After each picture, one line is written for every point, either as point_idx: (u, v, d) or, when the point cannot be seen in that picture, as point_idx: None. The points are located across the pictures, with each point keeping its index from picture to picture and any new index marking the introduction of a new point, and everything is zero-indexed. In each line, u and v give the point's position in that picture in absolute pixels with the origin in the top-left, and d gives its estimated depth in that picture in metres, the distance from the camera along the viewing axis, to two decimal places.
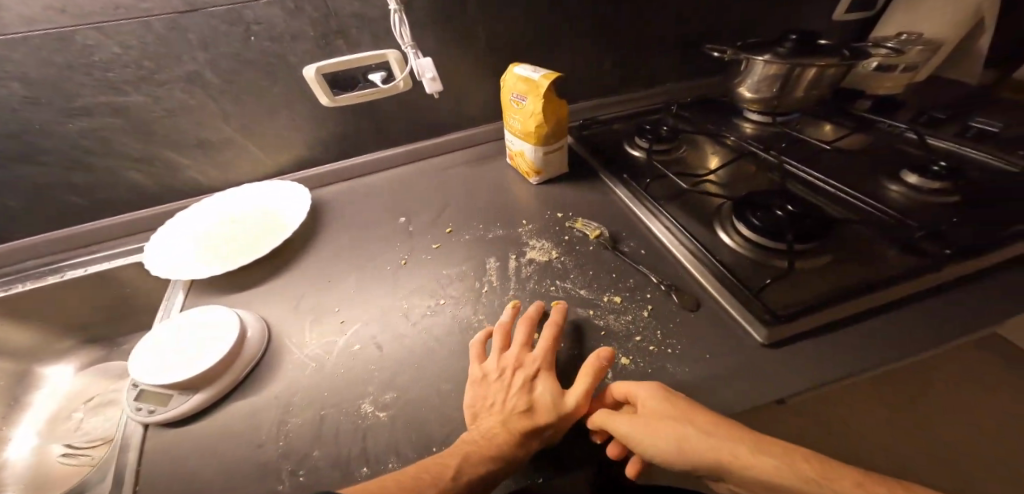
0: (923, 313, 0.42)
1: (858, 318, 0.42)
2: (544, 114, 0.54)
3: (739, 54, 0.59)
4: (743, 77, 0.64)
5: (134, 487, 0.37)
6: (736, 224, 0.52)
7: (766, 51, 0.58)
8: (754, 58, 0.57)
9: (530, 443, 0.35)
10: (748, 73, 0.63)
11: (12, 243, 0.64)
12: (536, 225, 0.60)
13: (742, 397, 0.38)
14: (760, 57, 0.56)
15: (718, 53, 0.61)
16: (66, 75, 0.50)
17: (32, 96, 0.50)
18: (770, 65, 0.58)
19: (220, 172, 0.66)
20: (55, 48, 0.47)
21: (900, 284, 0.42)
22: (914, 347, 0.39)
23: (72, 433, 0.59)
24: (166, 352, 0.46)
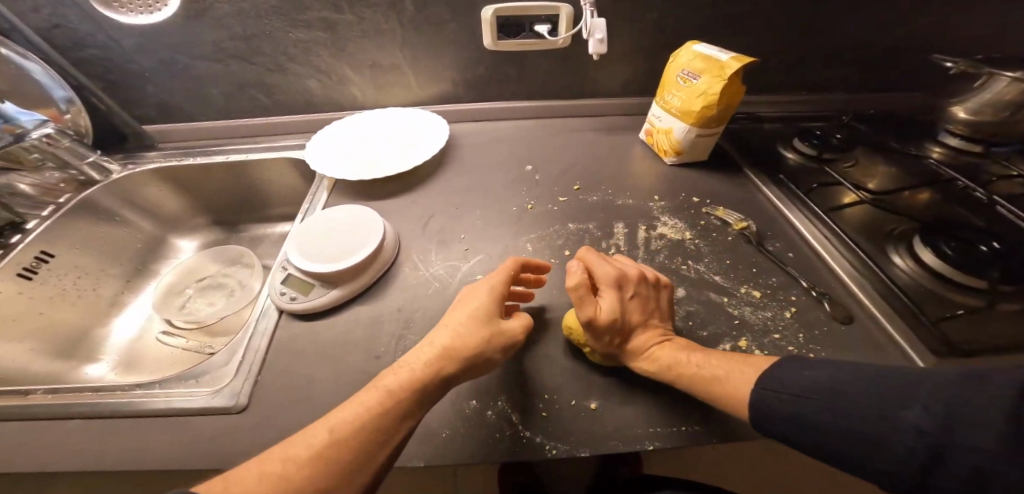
0: None
1: None
2: (718, 96, 0.51)
3: (982, 69, 0.48)
4: (962, 94, 0.55)
5: (254, 376, 0.41)
6: (917, 248, 0.46)
7: (1018, 68, 0.49)
8: (1001, 75, 0.48)
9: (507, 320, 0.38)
10: (978, 91, 0.53)
11: (192, 123, 0.75)
12: (668, 204, 0.57)
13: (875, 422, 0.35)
14: (1011, 74, 0.47)
15: (948, 65, 0.51)
16: None
17: (279, 6, 0.59)
18: (1016, 85, 0.49)
19: (377, 94, 0.71)
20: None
21: None
22: None
23: (179, 309, 0.68)
24: (308, 243, 0.49)
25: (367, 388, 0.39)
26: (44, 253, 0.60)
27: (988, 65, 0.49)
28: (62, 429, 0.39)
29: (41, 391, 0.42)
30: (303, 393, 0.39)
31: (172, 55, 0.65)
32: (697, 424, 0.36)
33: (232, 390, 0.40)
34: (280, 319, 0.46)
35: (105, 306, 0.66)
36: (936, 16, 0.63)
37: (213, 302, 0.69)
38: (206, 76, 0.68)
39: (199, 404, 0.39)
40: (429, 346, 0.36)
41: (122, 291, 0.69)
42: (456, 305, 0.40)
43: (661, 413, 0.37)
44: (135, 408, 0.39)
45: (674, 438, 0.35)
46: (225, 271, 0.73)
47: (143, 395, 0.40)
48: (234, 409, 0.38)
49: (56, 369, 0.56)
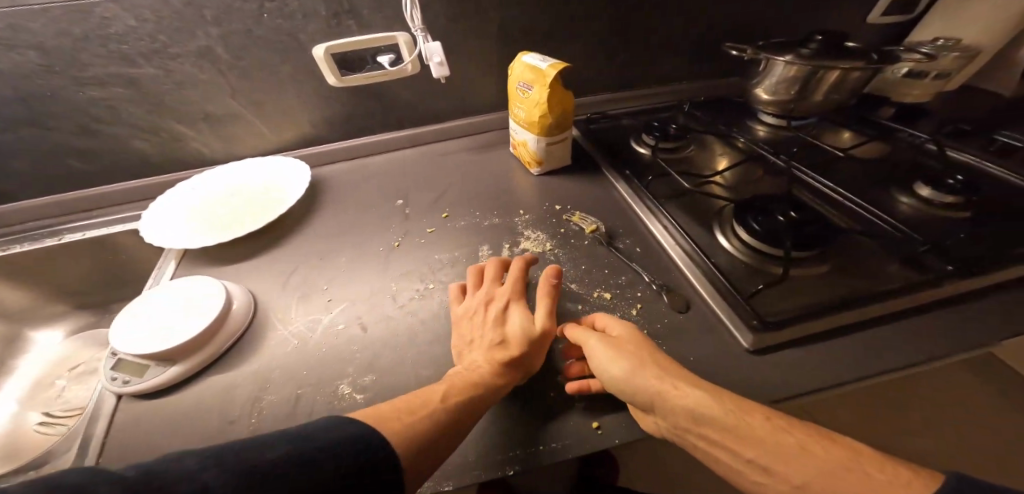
0: (911, 331, 0.41)
1: (841, 331, 0.42)
2: (548, 104, 0.54)
3: (760, 55, 0.57)
4: (759, 78, 0.63)
5: (99, 454, 0.38)
6: (737, 228, 0.51)
7: (788, 52, 0.56)
8: (775, 59, 0.56)
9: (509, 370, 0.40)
10: (767, 74, 0.60)
11: (11, 206, 0.65)
12: (533, 216, 0.59)
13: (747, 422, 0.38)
14: (781, 59, 0.55)
15: (739, 53, 0.58)
16: (80, 47, 0.52)
17: (47, 64, 0.52)
18: (791, 66, 0.56)
19: (226, 146, 0.67)
20: (75, 20, 0.50)
21: (889, 300, 0.42)
22: (892, 364, 0.39)
23: (51, 400, 0.60)
24: (140, 324, 0.45)
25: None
26: None
27: (765, 51, 0.57)
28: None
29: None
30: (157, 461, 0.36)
31: None
32: (549, 440, 0.37)
33: (74, 467, 0.36)
34: (119, 401, 0.42)
35: None
36: (740, 9, 0.70)
37: (91, 385, 0.62)
38: (7, 151, 0.60)
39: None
40: (477, 347, 0.42)
41: None
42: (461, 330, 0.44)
43: (521, 432, 0.37)
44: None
45: (532, 457, 0.35)
46: (104, 351, 0.67)
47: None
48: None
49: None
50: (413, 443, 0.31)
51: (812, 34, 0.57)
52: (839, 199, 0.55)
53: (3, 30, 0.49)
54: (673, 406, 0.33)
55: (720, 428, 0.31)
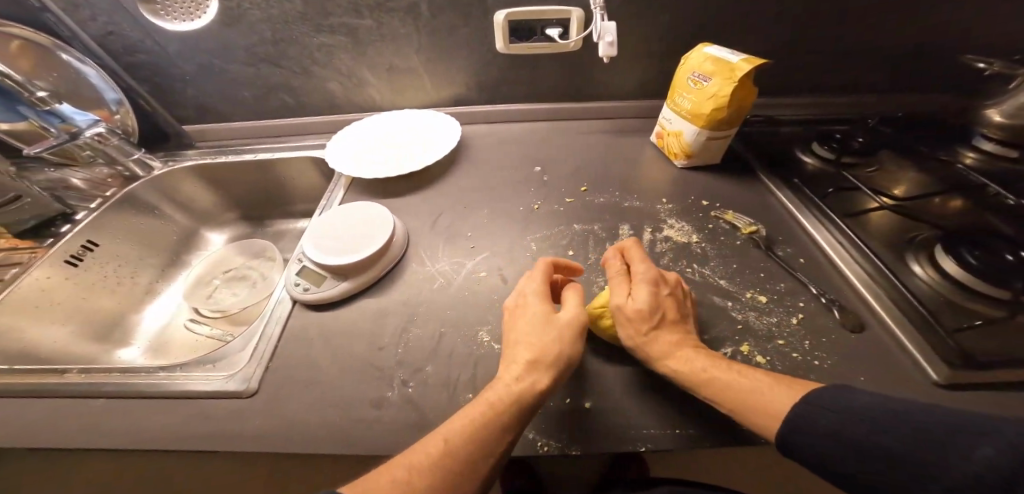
0: None
1: None
2: (728, 99, 0.50)
3: (1014, 70, 0.47)
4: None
5: (266, 363, 0.44)
6: (938, 257, 0.44)
7: None
8: None
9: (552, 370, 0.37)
10: None
11: (223, 125, 0.80)
12: (676, 206, 0.57)
13: None
14: None
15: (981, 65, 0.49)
16: None
17: (302, 12, 0.63)
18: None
19: (394, 95, 0.74)
20: None
21: None
22: None
23: (206, 299, 0.71)
24: (323, 237, 0.52)
25: (369, 380, 0.41)
26: (89, 242, 0.65)
27: (1022, 66, 0.47)
28: (91, 408, 0.42)
29: (76, 371, 0.46)
30: (311, 380, 0.42)
31: (207, 59, 0.70)
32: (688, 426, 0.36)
33: (244, 375, 0.42)
34: (293, 310, 0.49)
35: (140, 294, 0.70)
36: (976, 13, 0.59)
37: (237, 291, 0.73)
38: (237, 79, 0.73)
39: (213, 387, 0.42)
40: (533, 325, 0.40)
41: (155, 281, 0.74)
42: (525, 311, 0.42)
43: (656, 414, 0.37)
44: (156, 389, 0.42)
45: (666, 440, 0.35)
46: (250, 262, 0.77)
47: (164, 377, 0.43)
48: (245, 394, 0.41)
49: (91, 349, 0.61)
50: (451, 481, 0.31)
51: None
52: None
53: None
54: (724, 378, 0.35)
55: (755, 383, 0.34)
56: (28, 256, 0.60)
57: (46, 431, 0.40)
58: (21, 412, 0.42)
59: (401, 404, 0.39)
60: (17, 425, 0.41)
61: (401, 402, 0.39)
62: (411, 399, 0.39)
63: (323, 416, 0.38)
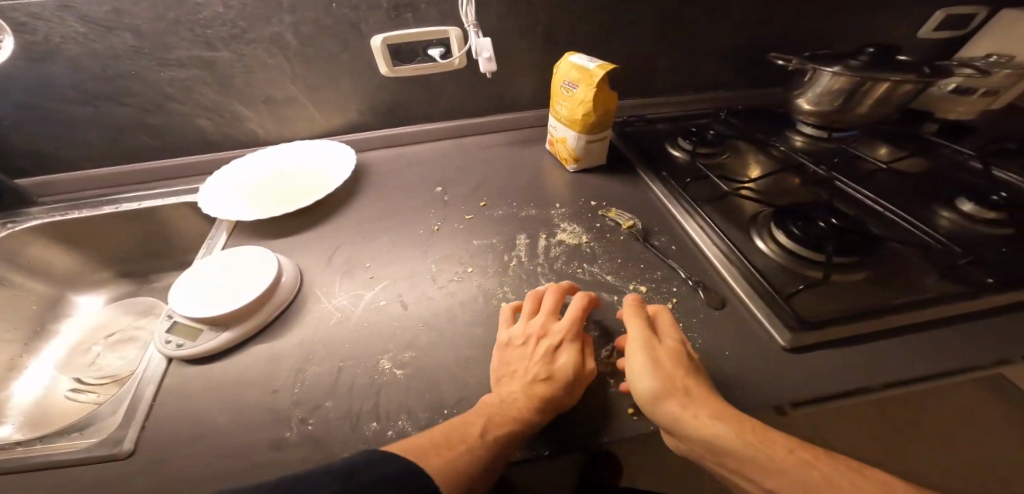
0: (939, 342, 0.41)
1: (872, 336, 0.42)
2: (593, 103, 0.55)
3: (807, 64, 0.58)
4: (803, 89, 0.63)
5: (142, 422, 0.39)
6: (775, 231, 0.52)
7: (836, 63, 0.57)
8: (823, 70, 0.56)
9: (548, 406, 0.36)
10: (812, 84, 0.61)
11: (75, 173, 0.70)
12: (568, 210, 0.61)
13: (757, 398, 0.38)
14: (830, 69, 0.55)
15: (784, 62, 0.60)
16: (175, 30, 0.56)
17: (139, 45, 0.57)
18: (837, 78, 0.57)
19: (278, 127, 0.70)
20: (173, 5, 0.54)
21: (921, 310, 0.42)
22: (920, 371, 0.39)
23: (88, 366, 0.63)
24: (196, 289, 0.47)
25: (261, 426, 0.39)
26: None
27: (812, 62, 0.58)
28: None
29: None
30: (203, 429, 0.39)
31: (36, 103, 0.61)
32: (585, 422, 0.38)
33: (117, 437, 0.38)
34: (171, 365, 0.45)
35: (1, 370, 0.59)
36: (786, 19, 0.70)
37: (125, 354, 0.64)
38: (80, 123, 0.64)
39: (80, 455, 0.36)
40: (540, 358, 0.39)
41: (20, 354, 0.62)
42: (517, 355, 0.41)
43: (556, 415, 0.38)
44: (15, 463, 0.37)
45: (566, 439, 0.36)
46: (138, 321, 0.69)
47: (23, 451, 0.38)
48: (122, 455, 0.37)
49: None
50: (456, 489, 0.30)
51: (864, 46, 0.59)
52: (880, 210, 0.55)
53: (107, 13, 0.53)
54: (772, 440, 0.31)
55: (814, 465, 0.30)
56: None
57: None
58: None
59: (300, 445, 0.37)
60: None
61: (300, 443, 0.37)
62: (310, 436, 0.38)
63: (208, 477, 0.35)
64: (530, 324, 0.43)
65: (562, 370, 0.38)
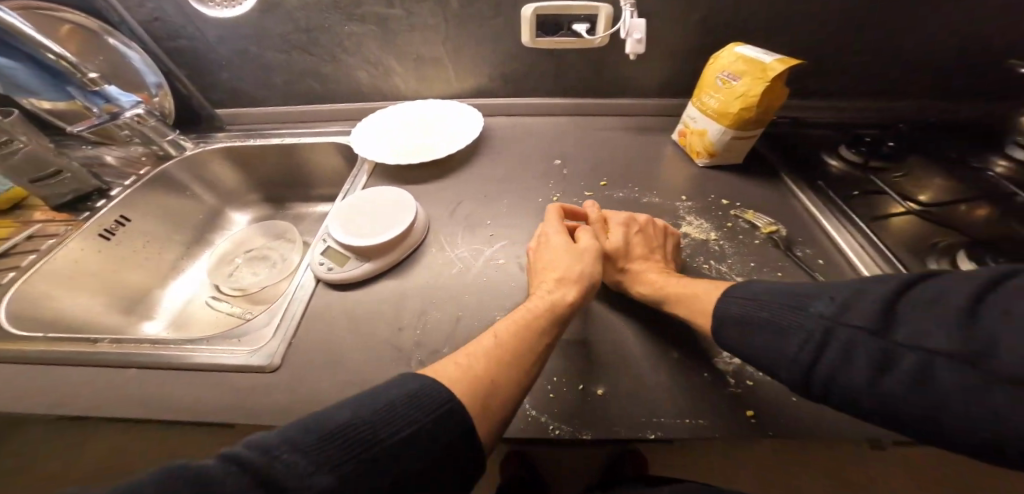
0: None
1: None
2: (757, 98, 0.49)
3: None
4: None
5: (290, 338, 0.45)
6: (963, 264, 0.43)
7: None
8: None
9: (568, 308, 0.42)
10: None
11: (252, 108, 0.82)
12: (696, 204, 0.57)
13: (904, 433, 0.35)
14: None
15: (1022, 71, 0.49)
16: None
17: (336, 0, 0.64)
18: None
19: (418, 85, 0.76)
20: None
21: None
22: None
23: (227, 276, 0.74)
24: (348, 219, 0.53)
25: (388, 358, 0.42)
26: (123, 217, 0.67)
27: None
28: (121, 378, 0.44)
29: (106, 341, 0.48)
30: (337, 355, 0.43)
31: (242, 44, 0.72)
32: (699, 416, 0.38)
33: (268, 350, 0.44)
34: (317, 287, 0.50)
35: (165, 270, 0.73)
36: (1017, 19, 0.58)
37: (258, 272, 0.74)
38: (268, 65, 0.75)
39: (239, 362, 0.43)
40: (557, 263, 0.45)
41: (182, 258, 0.76)
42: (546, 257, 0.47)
43: (670, 406, 0.39)
44: (187, 360, 0.44)
45: (679, 429, 0.37)
46: (270, 244, 0.78)
47: (190, 350, 0.45)
48: (268, 368, 0.43)
49: (117, 321, 0.63)
50: (478, 389, 0.32)
51: None
52: None
53: None
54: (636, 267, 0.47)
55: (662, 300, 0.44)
56: (63, 228, 0.62)
57: (79, 397, 0.43)
58: (61, 377, 0.45)
59: None
60: (60, 390, 0.44)
61: None
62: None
63: (346, 392, 0.40)
64: (553, 241, 0.48)
65: (576, 271, 0.44)
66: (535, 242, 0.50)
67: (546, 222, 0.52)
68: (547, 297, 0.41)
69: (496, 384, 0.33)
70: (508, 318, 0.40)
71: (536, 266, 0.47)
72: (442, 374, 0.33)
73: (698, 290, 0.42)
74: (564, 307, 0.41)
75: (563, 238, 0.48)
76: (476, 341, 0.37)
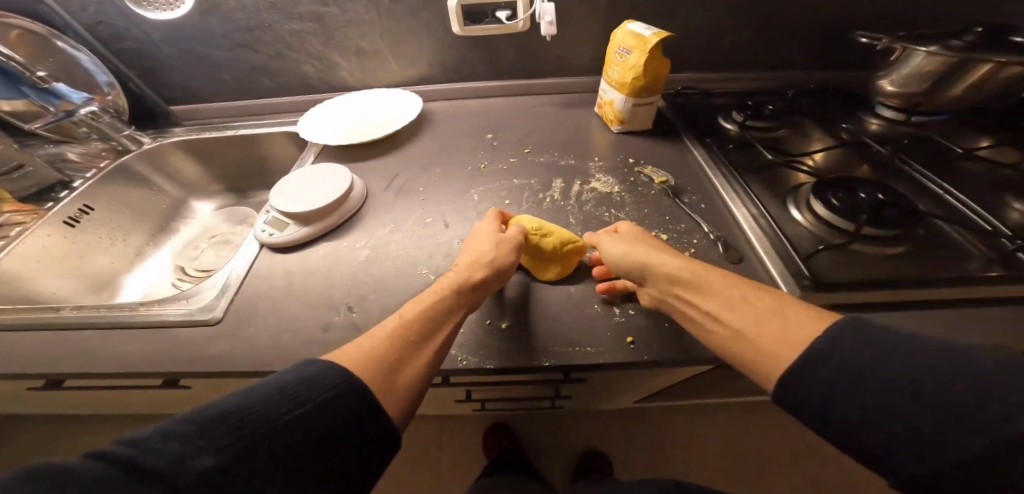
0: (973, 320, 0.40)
1: (888, 304, 0.42)
2: (644, 69, 0.57)
3: (895, 44, 0.57)
4: (891, 69, 0.62)
5: (234, 295, 0.51)
6: (813, 202, 0.51)
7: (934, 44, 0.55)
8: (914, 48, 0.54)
9: (477, 290, 0.43)
10: (900, 64, 0.60)
11: (207, 104, 0.87)
12: (606, 164, 0.64)
13: None
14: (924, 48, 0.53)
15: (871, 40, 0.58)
16: None
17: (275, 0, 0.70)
18: (931, 59, 0.55)
19: (362, 74, 0.82)
20: None
21: (949, 286, 0.41)
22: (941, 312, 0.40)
23: (192, 259, 0.79)
24: (289, 192, 0.58)
25: (320, 307, 0.48)
26: (85, 206, 0.72)
27: (903, 41, 0.56)
28: (81, 338, 0.49)
29: (68, 308, 0.53)
30: (275, 305, 0.49)
31: (192, 46, 0.77)
32: (587, 341, 0.44)
33: (213, 306, 0.49)
34: (262, 251, 0.56)
35: (131, 256, 0.77)
36: None
37: (220, 253, 0.79)
38: (217, 63, 0.80)
39: (185, 317, 0.48)
40: (470, 249, 0.47)
41: (146, 245, 0.80)
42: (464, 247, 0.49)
43: (562, 335, 0.45)
44: (139, 319, 0.49)
45: (566, 353, 0.43)
46: (234, 228, 0.83)
47: (145, 310, 0.50)
48: (212, 322, 0.48)
49: (89, 300, 0.68)
50: (380, 365, 0.33)
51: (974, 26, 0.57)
52: (939, 193, 0.52)
53: None
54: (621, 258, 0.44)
55: (691, 287, 0.38)
56: (30, 217, 0.67)
57: (43, 358, 0.48)
58: (26, 342, 0.50)
59: (346, 322, 0.46)
60: (24, 351, 0.48)
61: (346, 321, 0.46)
62: (354, 323, 0.46)
63: (282, 331, 0.46)
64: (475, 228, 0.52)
65: (487, 254, 0.45)
66: (466, 236, 0.51)
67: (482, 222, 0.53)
68: (455, 277, 0.43)
69: (401, 363, 0.34)
70: (414, 301, 0.40)
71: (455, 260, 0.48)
72: (345, 356, 0.33)
73: (697, 274, 0.39)
74: (473, 285, 0.43)
75: (489, 231, 0.49)
76: (383, 322, 0.37)
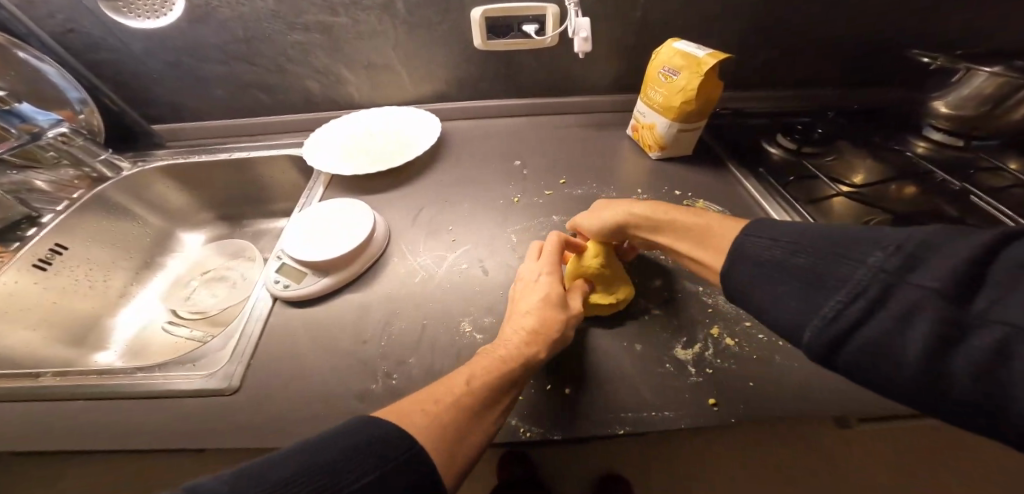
0: None
1: None
2: (695, 92, 0.52)
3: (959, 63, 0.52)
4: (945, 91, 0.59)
5: (248, 359, 0.43)
6: None
7: (997, 63, 0.53)
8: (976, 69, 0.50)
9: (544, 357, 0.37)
10: (960, 86, 0.57)
11: (196, 123, 0.78)
12: (651, 196, 0.59)
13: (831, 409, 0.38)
14: (985, 69, 0.49)
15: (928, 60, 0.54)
16: None
17: (277, 10, 0.62)
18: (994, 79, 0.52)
19: (372, 91, 0.74)
20: None
21: None
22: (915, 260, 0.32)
23: (184, 299, 0.70)
24: (303, 235, 0.51)
25: (350, 374, 0.41)
26: (57, 245, 0.63)
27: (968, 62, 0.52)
28: (66, 412, 0.41)
29: (50, 374, 0.44)
30: (295, 375, 0.42)
31: (179, 58, 0.68)
32: (662, 410, 0.38)
33: (225, 373, 0.42)
34: (275, 304, 0.49)
35: (113, 297, 0.68)
36: (926, 10, 0.63)
37: (215, 293, 0.71)
38: (208, 79, 0.71)
39: (195, 386, 0.41)
40: (530, 301, 0.41)
41: (129, 284, 0.71)
42: (522, 294, 0.42)
43: (633, 400, 0.39)
44: (139, 389, 0.41)
45: (642, 424, 0.37)
46: (229, 263, 0.75)
47: (143, 377, 0.43)
48: (227, 391, 0.41)
49: (66, 353, 0.59)
50: (442, 440, 0.28)
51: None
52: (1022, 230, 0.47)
53: None
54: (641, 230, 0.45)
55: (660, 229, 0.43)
56: None
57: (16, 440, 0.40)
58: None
59: (384, 397, 0.39)
60: None
61: (383, 396, 0.39)
62: (392, 396, 0.40)
63: (306, 411, 0.39)
64: (531, 267, 0.45)
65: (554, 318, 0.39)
66: (519, 283, 0.44)
67: (537, 259, 0.46)
68: (522, 347, 0.36)
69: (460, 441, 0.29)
70: (472, 363, 0.35)
71: (511, 314, 0.41)
72: (406, 422, 0.28)
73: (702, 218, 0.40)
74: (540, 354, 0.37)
75: (548, 276, 0.43)
76: (441, 383, 0.33)
